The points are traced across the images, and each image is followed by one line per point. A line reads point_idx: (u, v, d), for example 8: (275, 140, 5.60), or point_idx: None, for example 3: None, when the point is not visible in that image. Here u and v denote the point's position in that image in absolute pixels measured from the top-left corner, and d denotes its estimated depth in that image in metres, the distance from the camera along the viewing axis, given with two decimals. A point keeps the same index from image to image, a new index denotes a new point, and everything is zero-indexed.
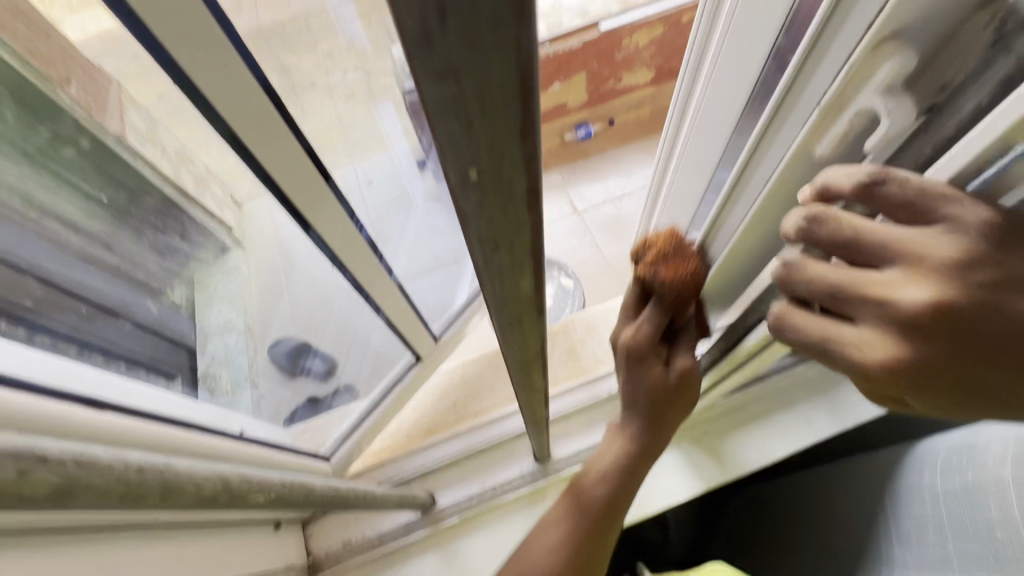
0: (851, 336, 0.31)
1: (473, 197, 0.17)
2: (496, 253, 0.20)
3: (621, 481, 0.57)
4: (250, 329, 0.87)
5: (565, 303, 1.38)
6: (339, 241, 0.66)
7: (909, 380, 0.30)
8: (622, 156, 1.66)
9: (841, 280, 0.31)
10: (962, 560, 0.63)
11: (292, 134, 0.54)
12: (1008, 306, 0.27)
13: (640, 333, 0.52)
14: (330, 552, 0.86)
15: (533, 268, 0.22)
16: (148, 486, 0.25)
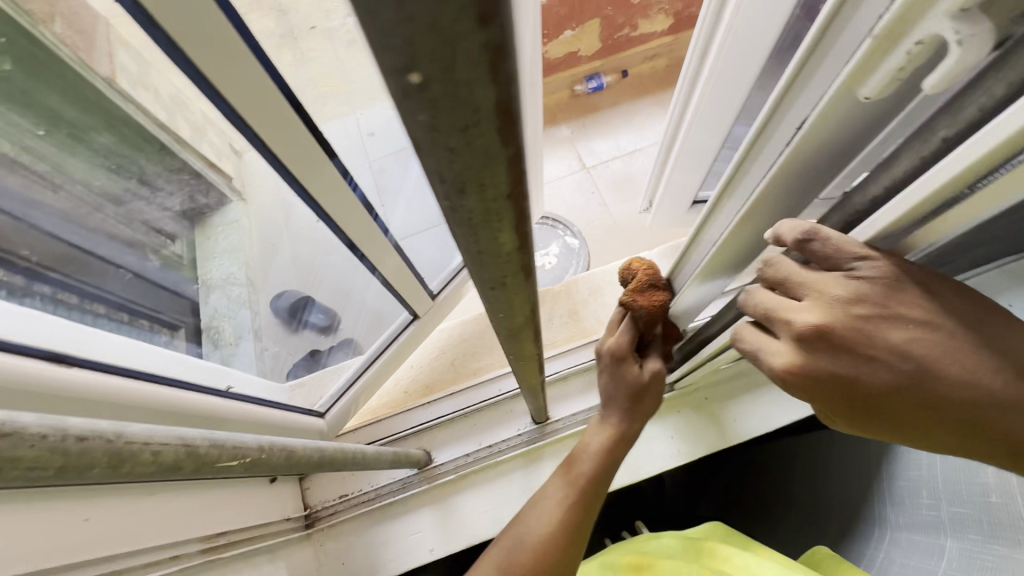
0: (769, 346, 0.38)
1: (426, 113, 0.13)
2: (466, 195, 0.16)
3: (608, 465, 0.60)
4: (251, 283, 0.83)
5: (570, 263, 1.34)
6: (330, 199, 0.62)
7: (806, 385, 0.36)
8: (634, 110, 1.58)
9: (769, 305, 0.36)
10: (953, 524, 0.61)
11: (267, 75, 0.47)
12: (882, 335, 0.32)
13: (621, 345, 0.63)
14: (327, 505, 0.87)
15: (513, 219, 0.18)
16: (91, 456, 0.23)
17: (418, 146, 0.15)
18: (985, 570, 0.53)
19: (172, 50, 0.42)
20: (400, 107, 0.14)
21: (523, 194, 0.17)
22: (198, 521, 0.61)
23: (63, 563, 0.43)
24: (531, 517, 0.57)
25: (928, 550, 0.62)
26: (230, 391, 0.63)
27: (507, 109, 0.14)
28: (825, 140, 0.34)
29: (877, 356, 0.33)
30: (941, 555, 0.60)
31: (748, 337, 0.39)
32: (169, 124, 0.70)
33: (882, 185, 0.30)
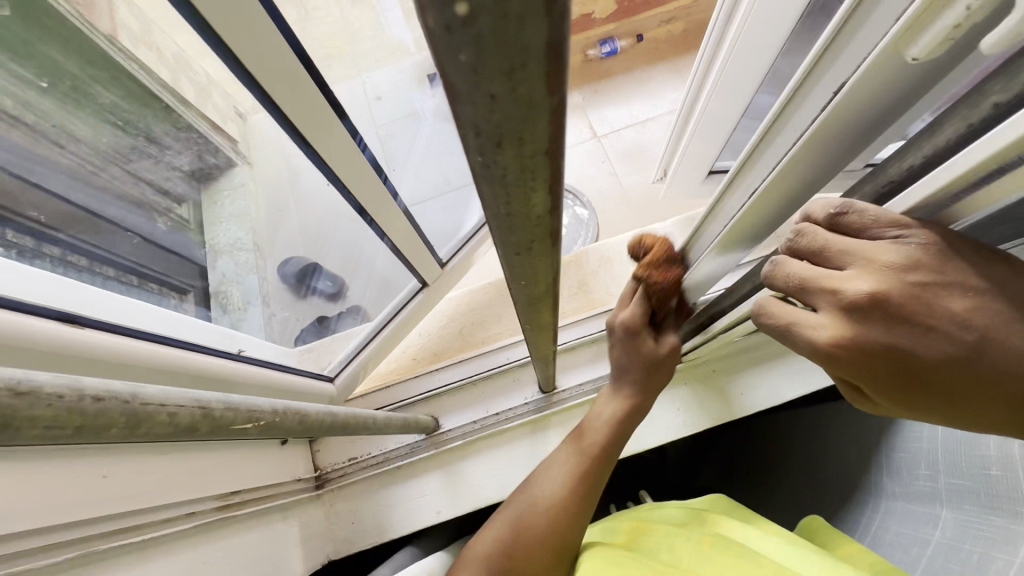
0: (809, 319, 0.36)
1: (467, 46, 0.12)
2: (502, 149, 0.15)
3: (617, 431, 0.65)
4: (258, 249, 0.81)
5: (579, 233, 1.31)
6: (341, 161, 0.60)
7: (857, 360, 0.34)
8: (649, 76, 1.53)
9: (810, 274, 0.34)
10: (949, 495, 0.61)
11: (277, 30, 0.46)
12: (939, 303, 0.31)
13: (634, 318, 0.59)
14: (337, 467, 0.89)
15: (546, 183, 0.17)
16: (109, 416, 0.23)
17: (454, 92, 0.14)
18: (981, 541, 0.54)
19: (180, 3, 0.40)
20: (439, 48, 0.13)
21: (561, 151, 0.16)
22: (212, 480, 0.62)
23: (82, 517, 0.44)
24: (542, 489, 0.64)
25: (923, 520, 0.63)
26: (240, 355, 0.63)
27: (555, 52, 0.13)
28: (855, 114, 0.33)
29: (932, 325, 0.31)
30: (937, 523, 0.60)
31: (786, 311, 0.37)
32: (173, 84, 0.69)
33: (922, 156, 0.28)
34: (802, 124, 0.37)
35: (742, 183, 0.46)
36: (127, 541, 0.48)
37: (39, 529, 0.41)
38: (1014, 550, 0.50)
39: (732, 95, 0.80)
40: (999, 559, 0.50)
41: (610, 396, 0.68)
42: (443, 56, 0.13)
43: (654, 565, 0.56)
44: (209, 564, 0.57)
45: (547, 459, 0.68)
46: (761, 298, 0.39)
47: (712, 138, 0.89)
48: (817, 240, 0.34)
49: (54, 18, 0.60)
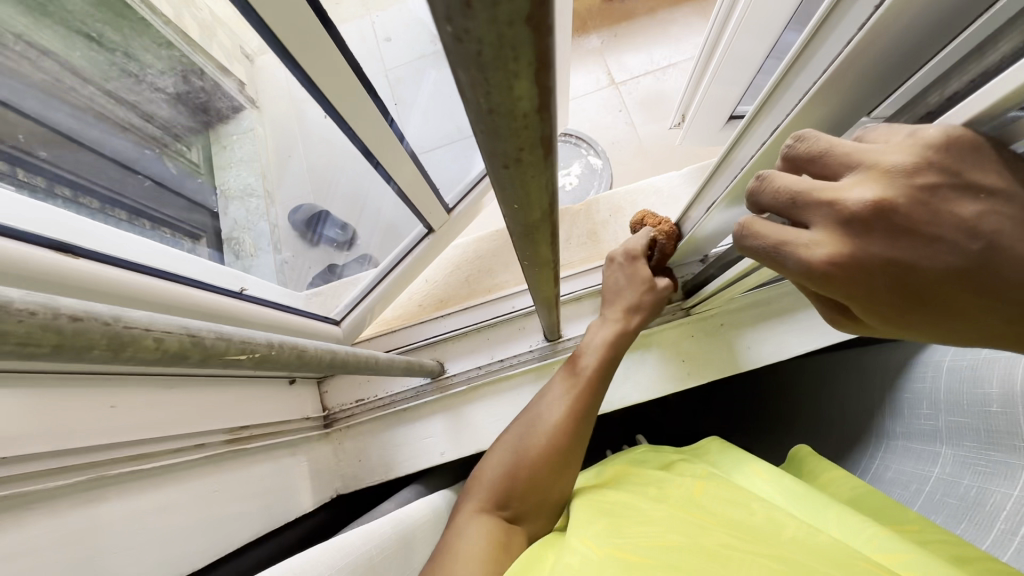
0: (803, 237, 0.31)
1: None
2: (473, 13, 0.13)
3: (612, 356, 0.69)
4: (269, 195, 0.80)
5: (592, 183, 1.26)
6: (343, 103, 0.56)
7: (851, 278, 0.30)
8: (673, 16, 1.43)
9: (806, 185, 0.31)
10: (949, 433, 0.60)
11: None
12: (947, 208, 0.27)
13: (637, 245, 0.73)
14: (344, 408, 0.91)
15: (532, 69, 0.15)
16: (89, 337, 0.22)
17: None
18: (981, 475, 0.54)
19: None
20: None
21: (547, 26, 0.14)
22: (221, 414, 0.64)
23: (94, 443, 0.46)
24: (545, 415, 0.65)
25: (924, 456, 0.64)
26: (243, 294, 0.62)
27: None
28: (882, 56, 0.30)
29: (937, 236, 0.28)
30: (936, 461, 0.61)
31: (773, 229, 0.33)
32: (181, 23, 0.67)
33: (969, 78, 0.26)
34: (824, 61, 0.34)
35: (761, 121, 0.43)
36: (140, 467, 0.50)
37: (56, 453, 0.42)
38: (1011, 485, 0.50)
39: (758, 33, 0.75)
40: (996, 493, 0.51)
41: (603, 326, 0.71)
42: None
43: (643, 502, 0.58)
44: (219, 492, 0.60)
45: (542, 391, 0.69)
46: (743, 219, 0.35)
47: (734, 80, 0.84)
48: (818, 140, 0.30)
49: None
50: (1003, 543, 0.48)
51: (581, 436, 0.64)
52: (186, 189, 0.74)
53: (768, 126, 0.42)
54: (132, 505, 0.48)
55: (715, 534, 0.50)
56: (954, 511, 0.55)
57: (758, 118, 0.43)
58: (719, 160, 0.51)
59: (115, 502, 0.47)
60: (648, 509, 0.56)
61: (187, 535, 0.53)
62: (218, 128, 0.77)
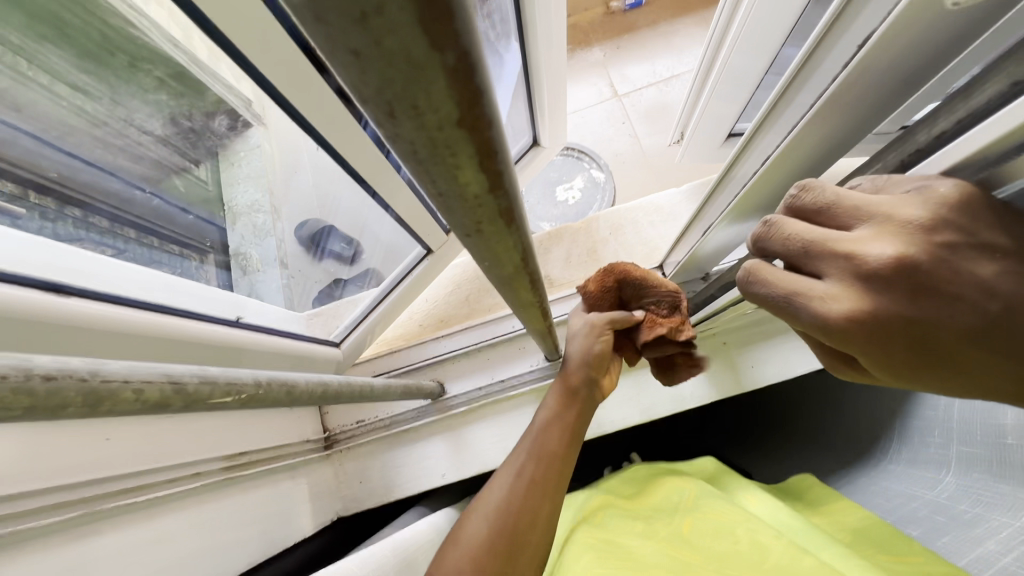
0: (817, 290, 0.28)
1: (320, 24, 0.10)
2: (398, 121, 0.13)
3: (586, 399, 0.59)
4: (274, 211, 0.79)
5: (595, 197, 1.26)
6: (337, 134, 0.56)
7: (870, 337, 0.27)
8: (676, 30, 1.43)
9: (816, 234, 0.28)
10: (960, 463, 0.57)
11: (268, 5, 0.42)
12: (965, 267, 0.25)
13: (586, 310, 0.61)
14: (345, 429, 0.91)
15: (475, 161, 0.15)
16: (65, 396, 0.22)
17: (322, 52, 0.11)
18: (978, 503, 0.51)
19: None
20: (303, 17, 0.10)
21: (482, 123, 0.14)
22: (219, 441, 0.63)
23: (88, 478, 0.46)
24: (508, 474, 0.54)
25: (921, 480, 0.61)
26: (240, 322, 0.62)
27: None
28: (873, 81, 0.30)
29: (957, 295, 0.25)
30: (937, 486, 0.58)
31: (784, 279, 0.30)
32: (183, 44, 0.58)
33: (956, 119, 0.25)
34: (817, 90, 0.35)
35: (759, 143, 0.43)
36: (135, 499, 0.50)
37: (50, 489, 0.42)
38: (1012, 514, 0.47)
39: (755, 51, 0.74)
40: (993, 519, 0.48)
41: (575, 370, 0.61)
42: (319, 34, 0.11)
43: (628, 540, 0.57)
44: (217, 520, 0.59)
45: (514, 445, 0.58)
46: (751, 264, 0.32)
47: (734, 97, 0.83)
48: (827, 189, 0.29)
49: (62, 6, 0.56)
50: (985, 561, 0.45)
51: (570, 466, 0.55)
52: (191, 213, 0.75)
53: (764, 151, 0.42)
54: (128, 538, 0.48)
55: (701, 567, 0.49)
56: (939, 528, 0.53)
57: (755, 139, 0.43)
58: (719, 176, 0.51)
59: (110, 536, 0.46)
60: (643, 543, 0.56)
61: (185, 566, 0.53)
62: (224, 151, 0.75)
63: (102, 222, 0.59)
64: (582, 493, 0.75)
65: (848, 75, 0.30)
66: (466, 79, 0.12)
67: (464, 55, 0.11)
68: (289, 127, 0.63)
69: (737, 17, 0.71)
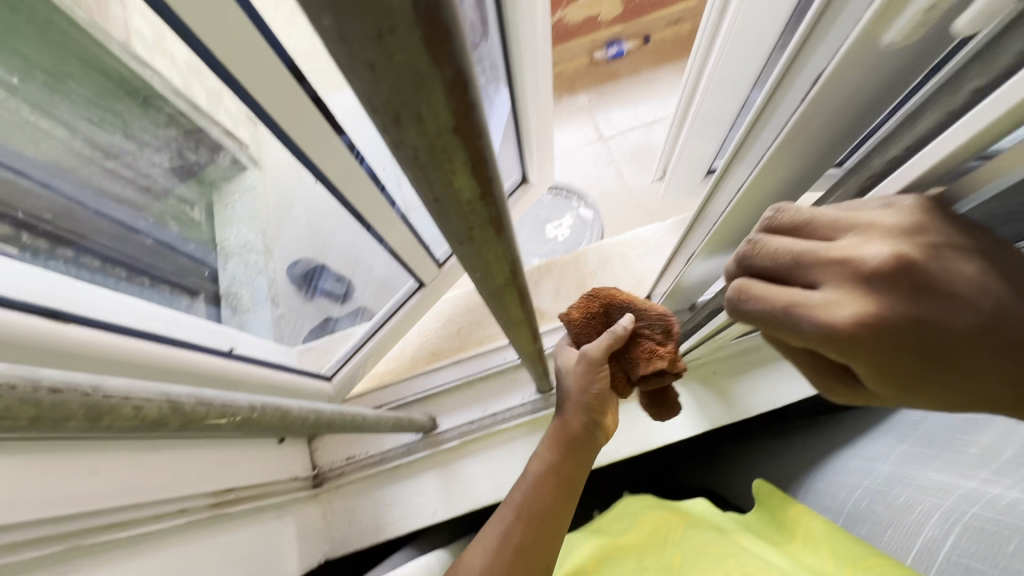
0: (817, 298, 0.27)
1: (331, 30, 0.12)
2: (403, 127, 0.15)
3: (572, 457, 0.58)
4: (268, 251, 0.79)
5: (583, 234, 1.30)
6: (336, 170, 0.59)
7: (880, 343, 0.26)
8: (657, 78, 1.51)
9: (805, 245, 0.28)
10: (900, 453, 0.56)
11: (270, 46, 0.45)
12: (951, 267, 0.26)
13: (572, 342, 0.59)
14: (335, 467, 0.89)
15: (468, 166, 0.17)
16: (67, 408, 0.23)
17: (341, 65, 0.13)
18: (910, 487, 0.51)
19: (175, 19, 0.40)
20: (309, 16, 0.12)
21: (475, 132, 0.16)
22: (206, 476, 0.62)
23: (73, 511, 0.45)
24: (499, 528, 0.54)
25: (856, 469, 0.60)
26: (232, 353, 0.62)
27: (431, 18, 0.12)
28: (823, 123, 0.34)
29: (952, 295, 0.25)
30: (868, 474, 0.58)
31: (778, 290, 0.28)
32: (185, 89, 0.61)
33: (904, 145, 0.28)
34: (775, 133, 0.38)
35: (728, 180, 0.46)
36: (116, 535, 0.48)
37: (33, 522, 0.42)
38: (942, 495, 0.46)
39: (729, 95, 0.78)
40: (925, 501, 0.48)
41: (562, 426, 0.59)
42: (334, 43, 0.12)
43: None
44: (201, 560, 0.58)
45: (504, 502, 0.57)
46: (739, 280, 0.30)
47: (712, 137, 0.87)
48: (808, 207, 0.30)
49: (82, 53, 0.59)
50: (931, 551, 0.44)
51: (556, 520, 0.55)
52: (186, 249, 0.73)
53: (733, 187, 0.45)
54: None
55: None
56: (879, 519, 0.52)
57: (723, 177, 0.46)
58: (697, 211, 0.54)
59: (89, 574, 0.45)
60: None
61: None
62: (221, 190, 0.77)
63: (94, 260, 0.58)
64: (574, 536, 0.73)
65: (800, 118, 0.33)
66: (455, 89, 0.14)
67: (459, 65, 0.13)
68: (285, 165, 0.65)
69: (707, 65, 0.76)
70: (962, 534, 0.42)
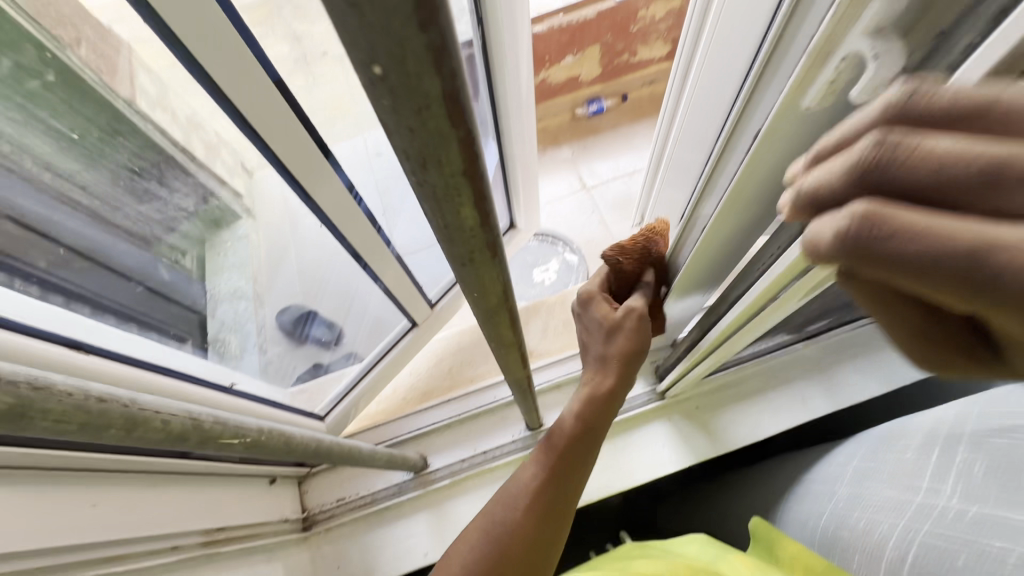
0: (1013, 240, 0.18)
1: (383, 94, 0.16)
2: (427, 170, 0.19)
3: (584, 431, 0.52)
4: (256, 298, 0.82)
5: (570, 277, 1.35)
6: (338, 213, 0.63)
7: None
8: (635, 133, 1.62)
9: (990, 151, 0.19)
10: (854, 475, 0.59)
11: (289, 107, 0.50)
12: None
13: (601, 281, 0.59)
14: (324, 509, 0.89)
15: (471, 198, 0.21)
16: (109, 417, 0.26)
17: (387, 128, 0.18)
18: (868, 510, 0.54)
19: (208, 85, 0.45)
20: (364, 83, 0.16)
21: (478, 173, 0.20)
22: (199, 514, 0.63)
23: (72, 542, 0.46)
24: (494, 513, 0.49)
25: (819, 496, 0.63)
26: (232, 389, 0.65)
27: (454, 98, 0.17)
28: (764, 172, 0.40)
29: None
30: (830, 498, 0.61)
31: (942, 229, 0.20)
32: (185, 143, 0.64)
33: None
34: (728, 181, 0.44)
35: (694, 223, 0.52)
36: (110, 569, 0.49)
37: (35, 552, 0.42)
38: (897, 515, 0.49)
39: None
40: (883, 523, 0.50)
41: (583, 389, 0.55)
42: (378, 100, 0.17)
43: None
44: None
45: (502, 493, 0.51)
46: (874, 211, 0.21)
47: None
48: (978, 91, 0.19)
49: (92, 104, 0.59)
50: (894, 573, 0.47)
51: (559, 515, 0.49)
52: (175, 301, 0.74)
53: (697, 228, 0.51)
54: None
55: None
56: (847, 541, 0.55)
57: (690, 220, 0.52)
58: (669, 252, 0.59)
59: None
60: None
61: None
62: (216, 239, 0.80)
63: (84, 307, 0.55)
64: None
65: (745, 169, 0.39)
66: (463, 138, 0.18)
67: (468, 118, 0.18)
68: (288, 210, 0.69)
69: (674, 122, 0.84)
70: (919, 554, 0.45)
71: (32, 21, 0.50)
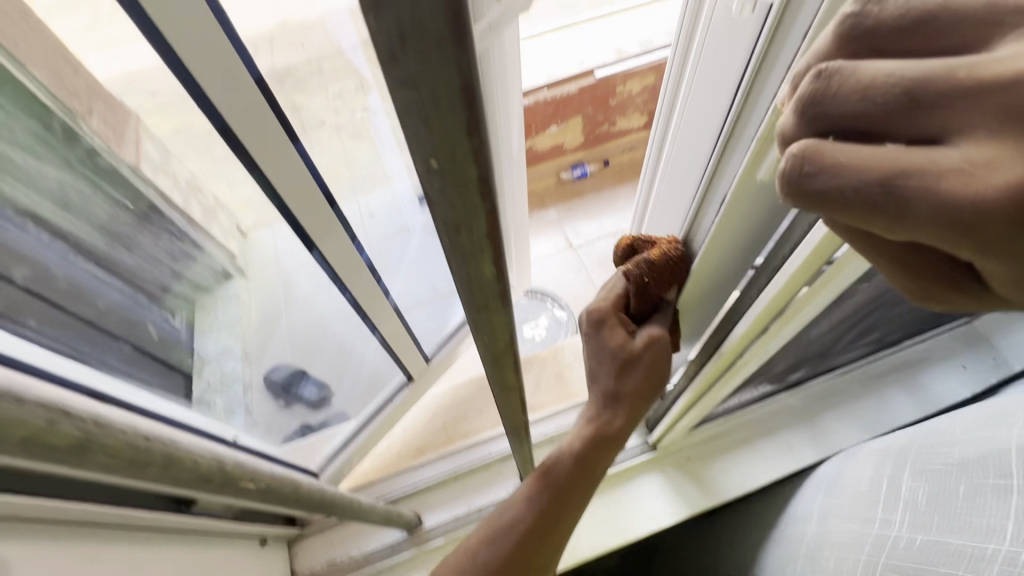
0: (937, 157, 0.20)
1: (435, 176, 0.21)
2: (460, 235, 0.23)
3: (585, 463, 0.54)
4: (246, 355, 0.83)
5: (559, 333, 1.40)
6: (342, 263, 0.67)
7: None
8: (618, 196, 1.72)
9: (915, 73, 0.21)
10: (821, 513, 0.62)
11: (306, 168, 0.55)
12: None
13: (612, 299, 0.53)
14: (315, 571, 0.87)
15: (491, 256, 0.25)
16: (150, 455, 0.29)
17: (433, 203, 0.22)
18: (834, 549, 0.55)
19: (239, 150, 0.50)
20: (418, 170, 0.21)
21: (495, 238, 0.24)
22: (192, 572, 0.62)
23: None
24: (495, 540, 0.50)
25: (792, 539, 0.66)
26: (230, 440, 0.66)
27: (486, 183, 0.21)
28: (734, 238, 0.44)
29: None
30: (802, 542, 0.63)
31: (873, 150, 0.21)
32: (184, 207, 0.67)
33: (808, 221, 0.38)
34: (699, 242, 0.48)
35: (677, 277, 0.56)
36: None
37: None
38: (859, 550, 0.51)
39: None
40: (848, 559, 0.52)
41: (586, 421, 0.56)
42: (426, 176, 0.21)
43: None
44: None
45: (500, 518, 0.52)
46: (812, 142, 0.22)
47: None
48: (910, 11, 0.22)
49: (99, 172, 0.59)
50: None
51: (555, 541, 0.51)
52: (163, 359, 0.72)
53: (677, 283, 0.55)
54: None
55: None
56: None
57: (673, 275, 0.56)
58: None
59: None
60: None
61: None
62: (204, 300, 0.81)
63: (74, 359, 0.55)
64: None
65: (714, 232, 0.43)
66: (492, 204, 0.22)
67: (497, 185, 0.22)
68: (291, 266, 0.73)
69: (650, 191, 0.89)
70: None
71: (42, 87, 0.49)
